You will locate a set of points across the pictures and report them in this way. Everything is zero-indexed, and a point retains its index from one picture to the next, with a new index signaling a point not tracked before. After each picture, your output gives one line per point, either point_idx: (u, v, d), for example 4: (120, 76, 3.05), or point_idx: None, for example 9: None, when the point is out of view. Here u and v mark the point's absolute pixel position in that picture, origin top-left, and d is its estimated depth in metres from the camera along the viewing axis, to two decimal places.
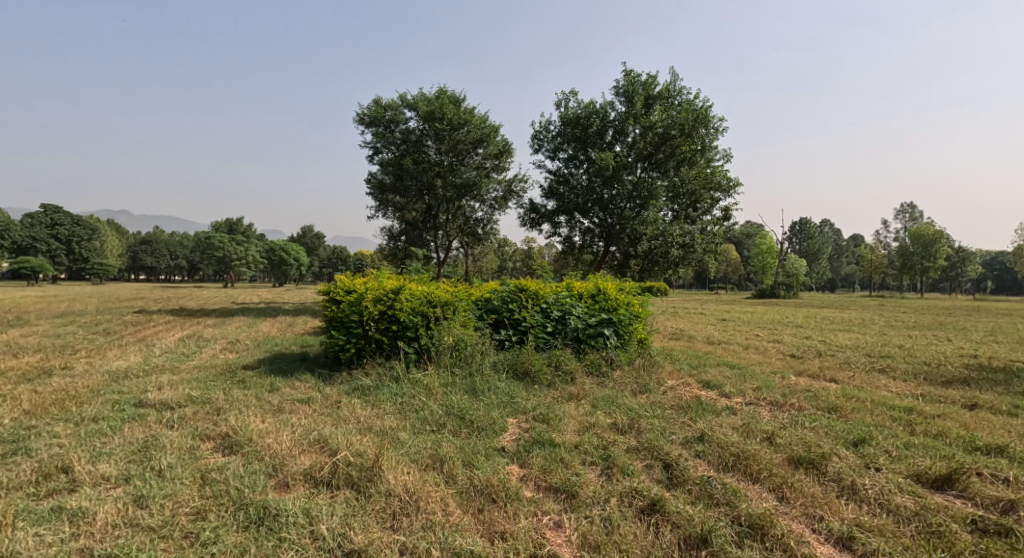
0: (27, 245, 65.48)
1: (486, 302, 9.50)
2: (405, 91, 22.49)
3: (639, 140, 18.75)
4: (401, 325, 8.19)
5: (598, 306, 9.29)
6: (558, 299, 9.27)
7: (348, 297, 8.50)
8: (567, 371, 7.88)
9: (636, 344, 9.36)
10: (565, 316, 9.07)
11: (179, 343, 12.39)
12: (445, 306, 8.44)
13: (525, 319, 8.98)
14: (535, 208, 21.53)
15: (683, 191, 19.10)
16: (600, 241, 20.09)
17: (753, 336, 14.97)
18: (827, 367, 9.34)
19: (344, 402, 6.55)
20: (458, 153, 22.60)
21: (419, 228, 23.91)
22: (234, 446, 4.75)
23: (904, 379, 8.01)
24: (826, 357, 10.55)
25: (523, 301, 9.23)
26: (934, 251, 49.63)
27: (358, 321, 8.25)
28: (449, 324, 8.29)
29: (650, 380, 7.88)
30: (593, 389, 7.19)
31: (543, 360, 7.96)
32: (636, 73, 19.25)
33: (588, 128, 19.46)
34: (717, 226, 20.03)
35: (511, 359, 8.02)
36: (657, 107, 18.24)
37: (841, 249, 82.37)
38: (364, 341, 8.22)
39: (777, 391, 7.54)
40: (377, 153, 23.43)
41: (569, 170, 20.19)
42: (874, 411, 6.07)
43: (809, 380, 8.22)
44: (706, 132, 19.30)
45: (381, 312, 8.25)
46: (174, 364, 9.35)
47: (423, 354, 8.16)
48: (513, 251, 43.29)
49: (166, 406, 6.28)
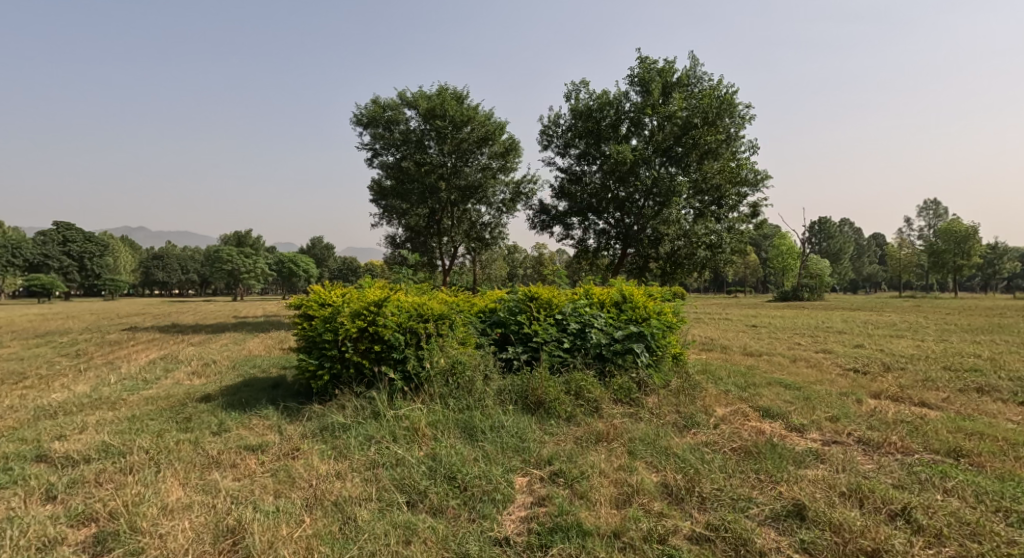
0: (39, 262, 64.69)
1: (488, 315, 8.01)
2: (404, 89, 21.21)
3: (657, 133, 17.26)
4: (385, 345, 6.70)
5: (624, 317, 7.76)
6: (575, 309, 7.76)
7: (322, 311, 7.03)
8: (590, 401, 6.35)
9: (670, 362, 7.79)
10: (584, 329, 7.53)
11: (146, 366, 10.86)
12: (440, 321, 6.97)
13: (537, 334, 7.45)
14: (545, 208, 20.02)
15: (707, 187, 17.42)
16: (616, 243, 18.50)
17: (793, 345, 13.35)
18: (908, 386, 7.71)
19: (303, 452, 5.08)
20: (461, 154, 21.21)
21: (423, 235, 22.52)
22: (108, 543, 3.28)
23: (1018, 405, 6.37)
24: (898, 372, 8.85)
25: (534, 312, 7.70)
26: (968, 248, 47.12)
27: (333, 342, 6.76)
28: (445, 344, 6.79)
29: (694, 410, 6.31)
30: (627, 426, 5.62)
31: (561, 387, 6.43)
32: (652, 60, 17.70)
33: (600, 121, 17.99)
34: (746, 224, 18.33)
35: (518, 384, 6.48)
36: (677, 95, 16.71)
37: (863, 248, 79.75)
38: (339, 366, 6.73)
39: (860, 423, 5.96)
40: (376, 156, 21.98)
41: (581, 167, 18.65)
42: (1019, 458, 4.47)
43: (895, 407, 6.61)
44: (731, 122, 17.73)
45: (360, 329, 6.73)
46: (122, 395, 7.80)
47: (412, 382, 6.66)
48: (523, 258, 41.73)
49: (68, 463, 4.76)
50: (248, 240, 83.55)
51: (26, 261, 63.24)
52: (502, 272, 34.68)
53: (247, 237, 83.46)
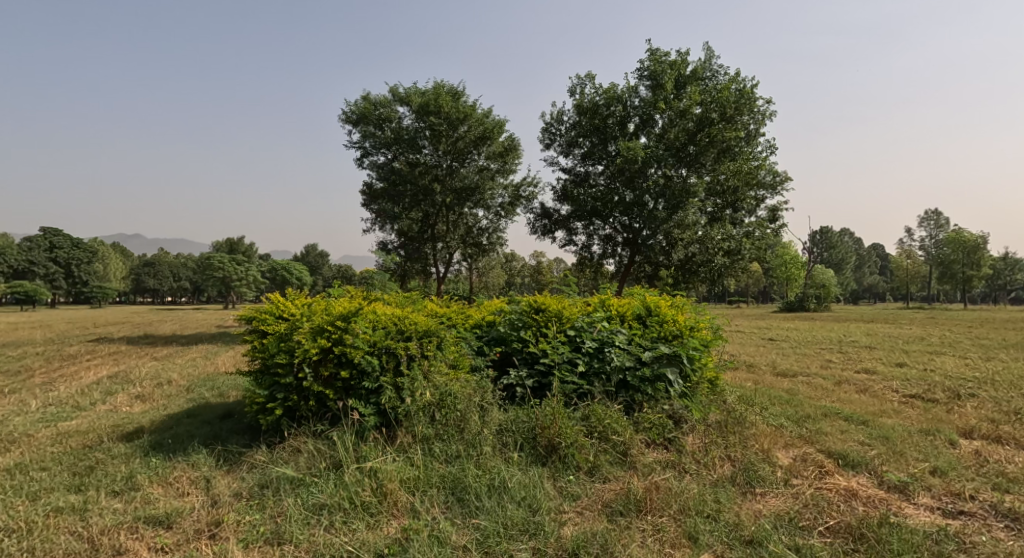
0: (24, 269, 62.69)
1: (485, 330, 6.59)
2: (396, 85, 19.90)
3: (669, 131, 15.91)
4: (355, 371, 5.28)
5: (651, 334, 6.33)
6: (591, 324, 6.34)
7: (276, 327, 5.58)
8: (616, 445, 4.93)
9: (706, 390, 6.37)
10: (603, 348, 6.11)
11: (85, 388, 9.32)
12: (425, 339, 5.55)
13: (545, 355, 6.03)
14: (547, 212, 18.64)
15: (722, 189, 16.13)
16: (623, 249, 17.16)
17: (827, 364, 11.91)
18: (1000, 420, 6.32)
19: (228, 529, 3.67)
20: (457, 154, 19.88)
21: (417, 241, 20.88)
22: None
23: None
24: (975, 401, 7.42)
25: (540, 327, 6.27)
26: (978, 258, 46.05)
27: (287, 367, 5.32)
28: (430, 368, 5.35)
29: (752, 459, 4.92)
30: (672, 484, 4.23)
31: (578, 426, 5.00)
32: (663, 52, 16.38)
33: (607, 117, 16.68)
34: (765, 229, 17.01)
35: (523, 420, 5.05)
36: (692, 89, 15.40)
37: (865, 258, 78.76)
38: (296, 397, 5.30)
39: (975, 476, 4.57)
40: (367, 156, 20.59)
41: (586, 168, 17.31)
42: None
43: (1003, 452, 5.23)
44: (749, 119, 16.40)
45: (323, 351, 5.31)
46: (30, 430, 6.30)
47: (387, 419, 5.20)
48: (521, 267, 40.43)
49: None
50: (240, 246, 82.13)
51: (11, 267, 61.18)
52: (500, 280, 33.22)
53: (240, 242, 81.97)
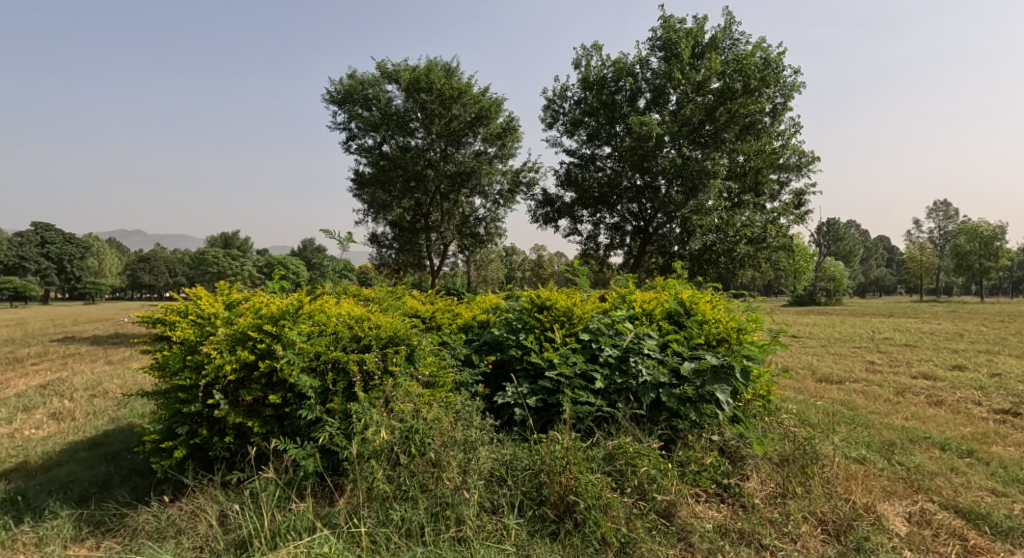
0: (14, 265, 61.19)
1: (476, 335, 5.10)
2: (385, 62, 18.32)
3: (684, 105, 14.32)
4: (290, 395, 3.77)
5: (692, 338, 4.77)
6: (612, 325, 4.80)
7: (182, 330, 4.03)
8: (657, 506, 3.40)
9: (764, 411, 4.83)
10: (627, 357, 4.57)
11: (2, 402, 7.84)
12: (387, 347, 4.02)
13: (552, 368, 4.48)
14: (549, 199, 17.10)
15: (742, 171, 14.58)
16: (632, 238, 15.61)
17: (872, 366, 10.37)
18: None
19: None
20: (451, 136, 18.31)
21: (409, 232, 19.19)
22: None
23: None
24: None
25: (546, 331, 4.74)
26: (995, 249, 44.37)
27: (193, 391, 3.79)
28: (391, 389, 3.81)
29: (852, 524, 3.43)
30: None
31: (602, 477, 3.47)
32: (676, 18, 14.81)
33: (615, 93, 15.13)
34: (789, 214, 15.46)
35: (523, 467, 3.52)
36: (711, 58, 13.85)
37: (872, 251, 77.24)
38: (204, 430, 3.78)
39: None
40: (354, 139, 19.00)
41: (592, 149, 15.75)
42: None
43: None
44: (773, 92, 14.86)
45: (244, 366, 3.79)
46: None
47: (330, 464, 3.67)
48: (521, 261, 38.94)
49: None
50: (235, 241, 80.67)
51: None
52: (500, 274, 31.68)
53: (234, 237, 80.39)
